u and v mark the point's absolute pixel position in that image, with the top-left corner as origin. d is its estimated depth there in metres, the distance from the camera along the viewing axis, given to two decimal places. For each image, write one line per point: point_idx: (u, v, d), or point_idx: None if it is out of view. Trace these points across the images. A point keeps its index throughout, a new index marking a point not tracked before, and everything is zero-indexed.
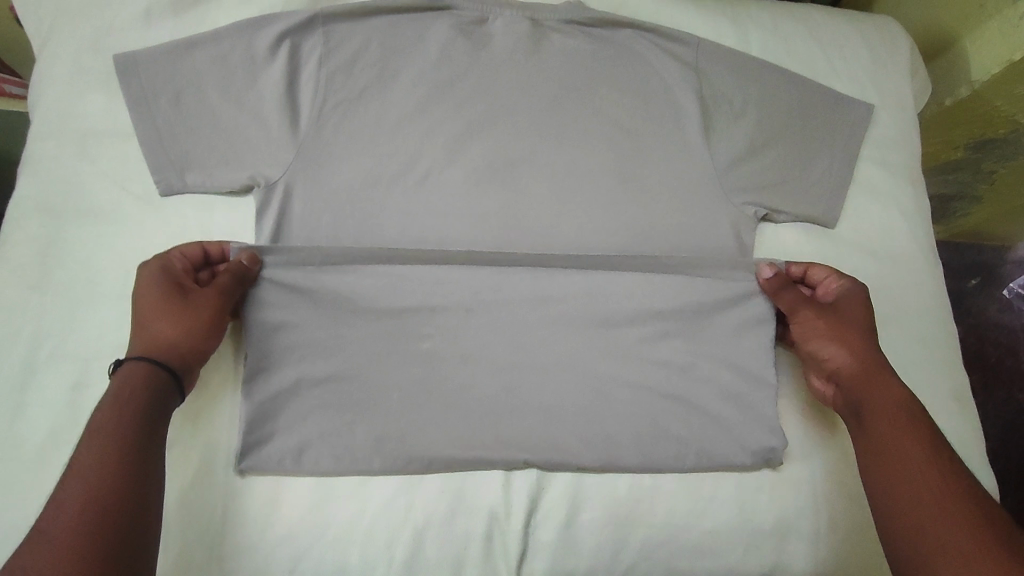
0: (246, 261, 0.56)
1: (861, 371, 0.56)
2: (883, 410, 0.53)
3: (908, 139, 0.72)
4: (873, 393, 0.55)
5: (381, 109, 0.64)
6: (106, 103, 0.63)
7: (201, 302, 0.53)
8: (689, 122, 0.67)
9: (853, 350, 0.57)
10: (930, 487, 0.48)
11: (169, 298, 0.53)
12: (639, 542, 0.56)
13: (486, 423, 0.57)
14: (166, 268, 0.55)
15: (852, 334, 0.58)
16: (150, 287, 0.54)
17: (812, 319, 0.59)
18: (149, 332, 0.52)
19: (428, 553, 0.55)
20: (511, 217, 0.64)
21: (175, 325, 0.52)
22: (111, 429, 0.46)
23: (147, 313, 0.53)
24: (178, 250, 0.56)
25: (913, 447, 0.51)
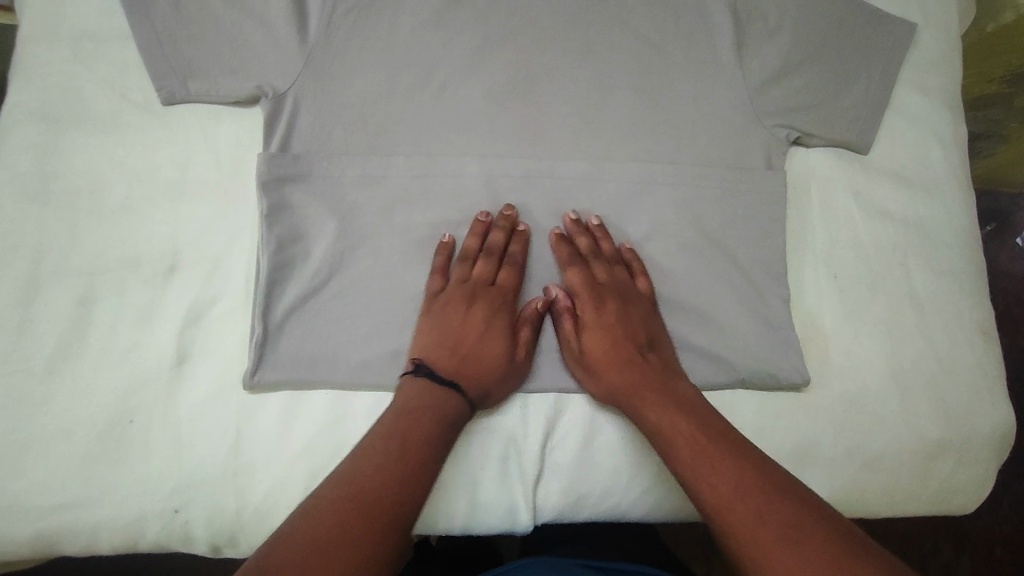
0: (559, 298, 0.57)
1: (645, 391, 0.52)
2: (687, 460, 0.48)
3: (950, 64, 0.68)
4: (690, 476, 0.47)
5: (395, 19, 0.60)
6: (102, 4, 0.59)
7: (527, 361, 0.56)
8: (722, 39, 0.62)
9: (634, 382, 0.53)
10: (757, 536, 0.42)
11: (500, 327, 0.55)
12: (655, 465, 0.56)
13: (500, 350, 0.56)
14: (474, 300, 0.56)
15: (637, 364, 0.54)
16: (468, 316, 0.55)
17: (613, 314, 0.56)
18: (467, 351, 0.54)
19: (444, 472, 0.54)
20: (531, 137, 0.61)
21: (499, 359, 0.54)
22: (446, 408, 0.50)
23: (483, 340, 0.54)
24: (481, 262, 0.57)
25: (748, 485, 0.44)
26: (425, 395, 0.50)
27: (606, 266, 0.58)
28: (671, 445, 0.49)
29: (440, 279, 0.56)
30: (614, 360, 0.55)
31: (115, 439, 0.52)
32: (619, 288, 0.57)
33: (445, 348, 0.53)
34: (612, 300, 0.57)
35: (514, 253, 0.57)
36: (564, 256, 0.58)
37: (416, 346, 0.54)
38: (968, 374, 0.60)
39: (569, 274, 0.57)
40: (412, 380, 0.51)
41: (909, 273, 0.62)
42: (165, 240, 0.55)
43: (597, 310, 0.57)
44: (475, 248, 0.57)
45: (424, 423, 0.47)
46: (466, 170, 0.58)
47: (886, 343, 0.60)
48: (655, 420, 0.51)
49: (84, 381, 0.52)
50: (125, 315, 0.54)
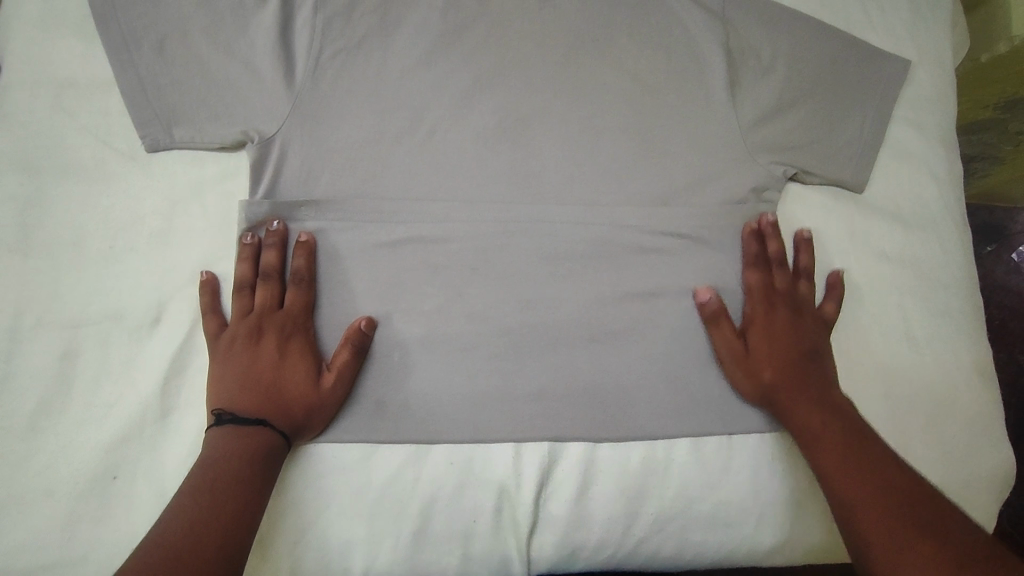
0: (365, 326, 0.54)
1: (798, 392, 0.54)
2: (835, 454, 0.50)
3: (944, 98, 0.67)
4: (849, 467, 0.49)
5: (383, 61, 0.59)
6: (85, 49, 0.58)
7: (341, 389, 0.53)
8: (714, 77, 0.62)
9: (785, 381, 0.55)
10: (903, 526, 0.44)
11: (299, 355, 0.53)
12: (652, 513, 0.55)
13: (491, 398, 0.55)
14: (263, 332, 0.53)
15: (803, 371, 0.55)
16: (260, 349, 0.52)
17: (780, 320, 0.58)
18: (273, 389, 0.51)
19: (436, 526, 0.53)
20: (521, 178, 0.60)
21: (300, 393, 0.51)
22: (258, 445, 0.48)
23: (278, 373, 0.52)
24: (261, 288, 0.54)
25: (871, 474, 0.48)
26: (232, 440, 0.48)
27: (780, 276, 0.59)
28: (821, 458, 0.50)
29: (217, 317, 0.54)
30: (780, 373, 0.55)
31: (96, 497, 0.50)
32: (794, 297, 0.59)
33: (240, 387, 0.51)
34: (783, 308, 0.58)
35: (297, 269, 0.55)
36: (751, 253, 0.59)
37: (212, 391, 0.51)
38: (968, 417, 0.59)
39: (750, 274, 0.59)
40: (214, 432, 0.49)
41: (906, 312, 0.61)
42: (150, 290, 0.54)
43: (769, 313, 0.58)
44: (248, 275, 0.55)
45: (224, 466, 0.47)
46: (454, 214, 0.58)
47: (885, 385, 0.59)
48: (804, 420, 0.53)
49: (66, 437, 0.51)
50: (109, 368, 0.53)
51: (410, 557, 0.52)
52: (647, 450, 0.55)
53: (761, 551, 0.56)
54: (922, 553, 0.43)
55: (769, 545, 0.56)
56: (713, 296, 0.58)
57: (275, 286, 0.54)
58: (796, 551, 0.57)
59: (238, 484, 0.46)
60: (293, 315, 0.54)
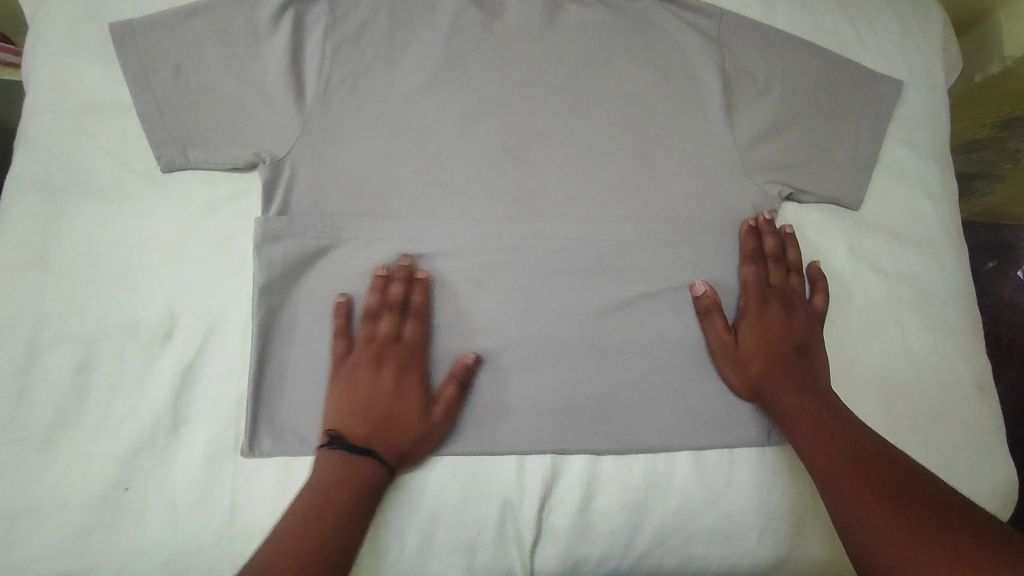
0: (451, 356, 0.56)
1: (782, 378, 0.56)
2: (807, 430, 0.52)
3: (937, 119, 0.69)
4: (812, 441, 0.52)
5: (390, 85, 0.61)
6: (104, 75, 0.61)
7: (448, 421, 0.54)
8: (711, 99, 0.64)
9: (772, 372, 0.57)
10: (869, 487, 0.47)
11: (415, 388, 0.54)
12: (654, 527, 0.55)
13: (495, 412, 0.56)
14: (384, 361, 0.55)
15: (789, 362, 0.57)
16: (382, 379, 0.54)
17: (774, 317, 0.59)
18: (387, 420, 0.53)
19: (440, 538, 0.53)
20: (524, 197, 0.61)
21: (406, 424, 0.53)
22: (370, 477, 0.50)
23: (395, 403, 0.53)
24: (390, 322, 0.56)
25: (834, 444, 0.50)
26: (340, 468, 0.50)
27: (786, 280, 0.61)
28: (798, 435, 0.53)
29: (344, 342, 0.55)
30: (769, 359, 0.57)
31: (109, 508, 0.51)
32: (786, 294, 0.60)
33: (356, 414, 0.53)
34: (775, 302, 0.60)
35: (417, 304, 0.56)
36: (747, 250, 0.61)
37: (325, 416, 0.53)
38: (968, 430, 0.60)
39: (745, 269, 0.61)
40: (317, 456, 0.51)
41: (904, 328, 0.62)
42: (163, 306, 0.56)
43: (760, 308, 0.59)
44: (376, 304, 0.56)
45: (328, 495, 0.49)
46: (458, 233, 0.60)
47: (884, 399, 0.60)
48: (783, 403, 0.55)
49: (81, 449, 0.52)
50: (122, 382, 0.54)
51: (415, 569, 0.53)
52: (649, 464, 0.56)
53: (762, 564, 0.57)
54: (886, 520, 0.44)
55: (771, 558, 0.56)
56: (709, 289, 0.59)
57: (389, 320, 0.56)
58: (797, 564, 0.57)
59: (343, 517, 0.48)
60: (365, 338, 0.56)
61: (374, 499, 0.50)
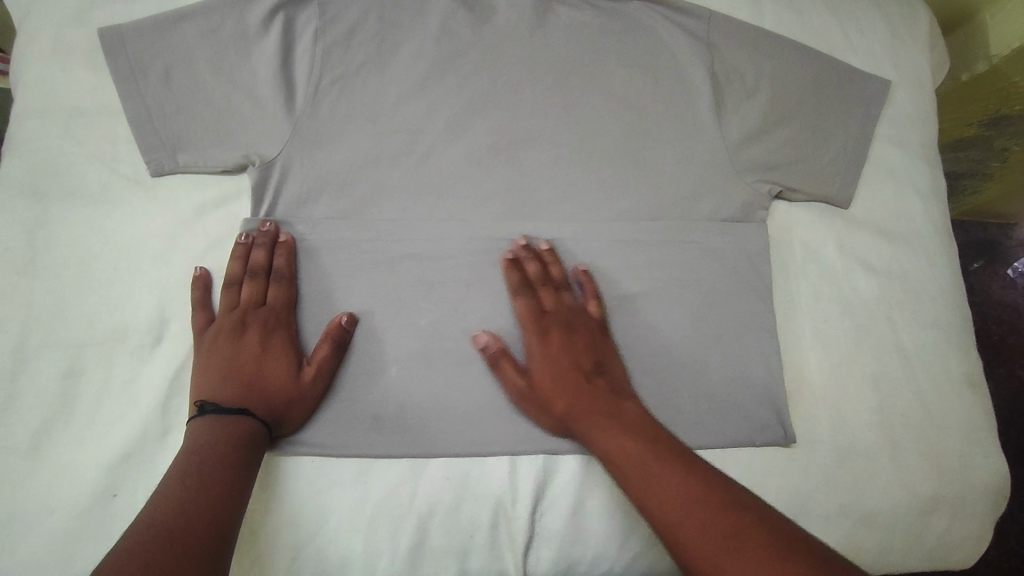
0: (345, 322, 0.56)
1: (588, 410, 0.52)
2: (635, 479, 0.47)
3: (924, 118, 0.70)
4: (649, 491, 0.46)
5: (380, 88, 0.61)
6: (93, 79, 0.60)
7: (321, 381, 0.54)
8: (700, 99, 0.64)
9: (572, 410, 0.53)
10: (742, 554, 0.40)
11: (280, 349, 0.55)
12: (648, 527, 0.55)
13: (487, 413, 0.56)
14: (247, 326, 0.55)
15: (604, 384, 0.54)
16: (244, 343, 0.54)
17: (706, 327, 0.59)
18: (250, 379, 0.53)
19: (433, 540, 0.53)
20: (514, 197, 0.61)
21: (253, 384, 0.53)
22: (241, 432, 0.50)
23: (260, 365, 0.53)
24: (248, 284, 0.56)
25: (665, 492, 0.45)
26: (213, 428, 0.50)
27: (549, 304, 0.58)
28: (628, 479, 0.48)
29: (204, 312, 0.55)
30: (555, 370, 0.55)
31: (97, 515, 0.50)
32: (562, 316, 0.57)
33: (224, 378, 0.53)
34: (632, 312, 0.59)
35: (279, 268, 0.56)
36: (556, 258, 0.59)
37: (196, 383, 0.53)
38: (960, 427, 0.60)
39: (605, 276, 0.59)
40: (199, 421, 0.51)
41: (895, 325, 0.62)
42: (152, 311, 0.56)
43: (535, 338, 0.56)
44: (237, 272, 0.56)
45: (210, 450, 0.48)
46: (447, 233, 0.59)
47: (877, 397, 0.60)
48: (604, 444, 0.50)
49: (69, 455, 0.52)
50: (110, 388, 0.54)
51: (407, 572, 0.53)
52: None
53: None
54: None
55: None
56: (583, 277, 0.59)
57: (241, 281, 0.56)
58: None
59: (226, 471, 0.47)
60: (227, 303, 0.56)
61: (256, 455, 0.50)
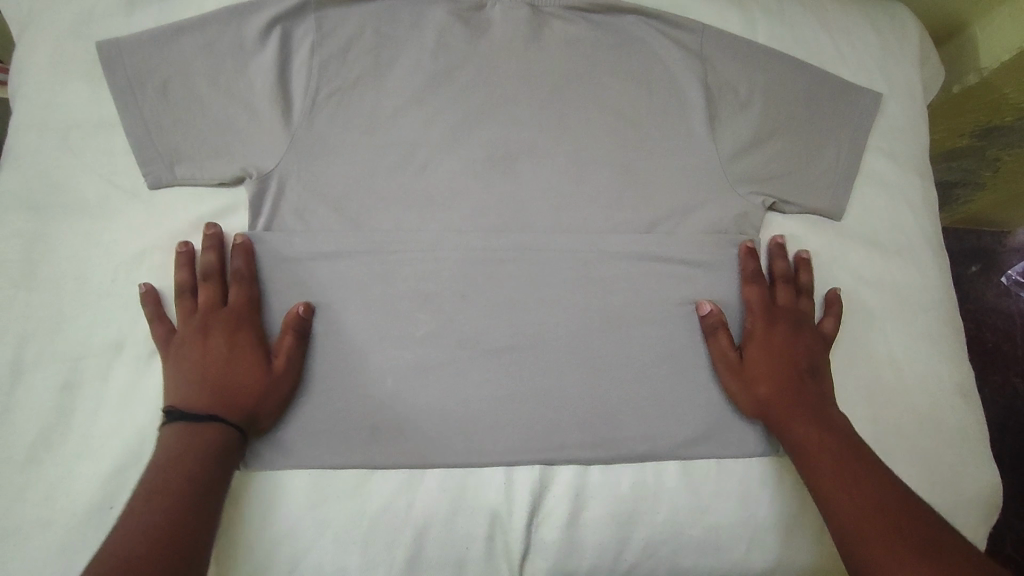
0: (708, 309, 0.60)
1: (793, 409, 0.55)
2: (827, 469, 0.51)
3: (915, 130, 0.70)
4: (853, 477, 0.50)
5: (377, 101, 0.62)
6: (90, 92, 0.61)
7: (290, 374, 0.55)
8: (694, 113, 0.65)
9: (791, 396, 0.56)
10: (884, 537, 0.46)
11: (783, 331, 0.60)
12: (643, 539, 0.55)
13: (480, 424, 0.56)
14: (775, 319, 0.60)
15: (801, 386, 0.57)
16: (777, 332, 0.60)
17: (780, 334, 0.59)
18: (218, 383, 0.52)
19: (429, 553, 0.54)
20: (510, 209, 0.62)
21: (216, 381, 0.53)
22: (209, 438, 0.49)
23: (227, 367, 0.53)
24: (750, 286, 0.61)
25: (858, 479, 0.50)
26: (188, 439, 0.49)
27: (784, 294, 0.62)
28: (803, 448, 0.53)
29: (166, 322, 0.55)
30: (771, 372, 0.57)
31: (93, 528, 0.51)
32: (794, 313, 0.61)
33: (198, 384, 0.52)
34: (784, 321, 0.60)
35: (238, 269, 0.56)
36: (750, 270, 0.62)
37: (168, 386, 0.53)
38: (953, 436, 0.60)
39: (750, 288, 0.61)
40: (168, 427, 0.50)
41: (888, 335, 0.63)
42: (148, 323, 0.56)
43: (768, 326, 0.60)
44: (186, 281, 0.56)
45: (177, 459, 0.48)
46: (442, 244, 0.60)
47: (871, 408, 0.60)
48: (801, 435, 0.54)
49: (64, 468, 0.52)
50: (108, 399, 0.54)
51: None
52: (637, 474, 0.56)
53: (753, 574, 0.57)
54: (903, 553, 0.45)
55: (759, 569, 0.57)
56: (715, 308, 0.60)
57: (751, 273, 0.62)
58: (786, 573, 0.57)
59: (196, 460, 0.48)
60: (756, 295, 0.61)
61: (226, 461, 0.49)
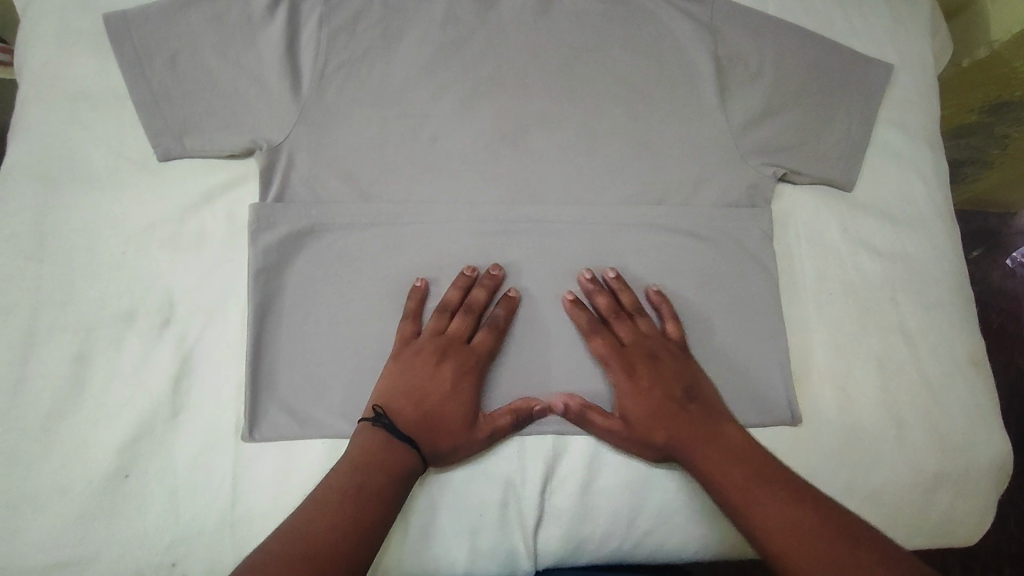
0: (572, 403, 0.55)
1: (696, 447, 0.52)
2: (751, 512, 0.48)
3: (926, 101, 0.70)
4: (778, 517, 0.47)
5: (386, 73, 0.62)
6: (98, 64, 0.60)
7: (490, 441, 0.54)
8: (704, 84, 0.64)
9: (677, 434, 0.53)
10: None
11: (642, 366, 0.56)
12: (654, 507, 0.56)
13: (493, 393, 0.56)
14: (628, 359, 0.56)
15: (684, 421, 0.53)
16: (636, 372, 0.55)
17: (643, 372, 0.55)
18: (432, 409, 0.52)
19: (444, 520, 0.54)
20: (521, 182, 0.62)
21: (464, 415, 0.53)
22: (401, 462, 0.50)
23: (449, 402, 0.53)
24: (598, 338, 0.57)
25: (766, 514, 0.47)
26: (382, 452, 0.50)
27: (625, 324, 0.57)
28: (722, 493, 0.50)
29: (413, 323, 0.56)
30: (652, 419, 0.54)
31: (110, 495, 0.51)
32: (642, 344, 0.57)
33: (411, 399, 0.52)
34: (638, 359, 0.56)
35: (496, 314, 0.57)
36: (586, 319, 0.57)
37: (383, 387, 0.53)
38: (964, 404, 0.61)
39: (596, 342, 0.57)
40: (370, 432, 0.51)
41: (898, 306, 0.63)
42: (160, 295, 0.56)
43: (629, 376, 0.55)
44: (455, 300, 0.57)
45: (370, 478, 0.48)
46: (453, 217, 0.60)
47: (882, 377, 0.60)
48: (714, 470, 0.51)
49: (80, 437, 0.52)
50: (121, 370, 0.54)
51: (417, 553, 0.53)
52: None
53: None
54: None
55: None
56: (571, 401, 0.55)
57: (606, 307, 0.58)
58: None
59: (388, 485, 0.49)
60: (594, 334, 0.57)
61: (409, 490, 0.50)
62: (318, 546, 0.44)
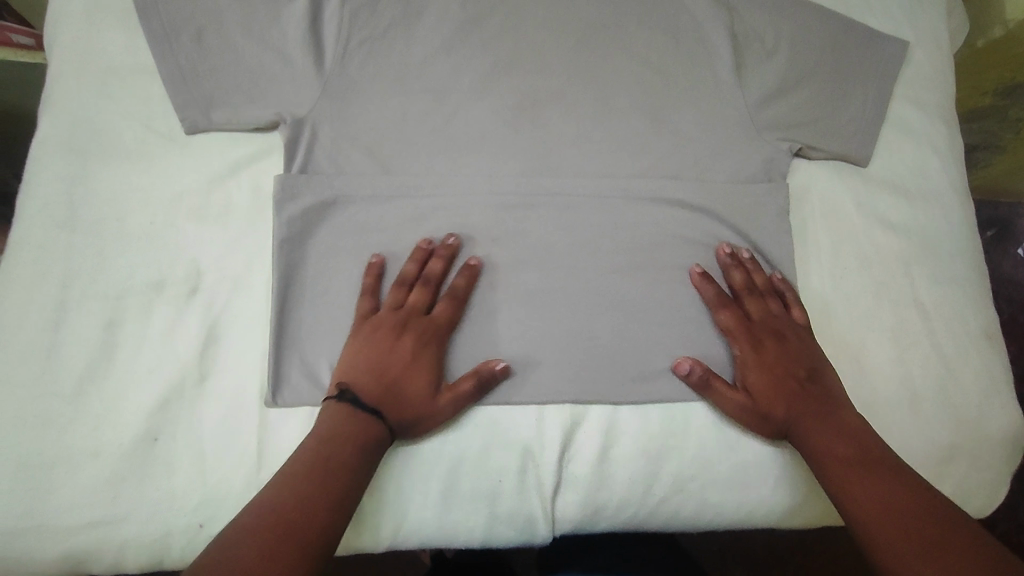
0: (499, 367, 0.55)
1: (814, 420, 0.54)
2: (845, 481, 0.50)
3: (941, 80, 0.70)
4: (868, 492, 0.48)
5: (407, 49, 0.63)
6: (126, 40, 0.62)
7: (454, 409, 0.54)
8: (721, 61, 0.65)
9: (797, 409, 0.55)
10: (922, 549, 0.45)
11: (770, 344, 0.57)
12: (671, 475, 0.57)
13: (512, 362, 0.57)
14: (758, 335, 0.58)
15: (804, 396, 0.55)
16: (766, 347, 0.57)
17: (771, 350, 0.57)
18: (394, 380, 0.53)
19: (464, 485, 0.55)
20: (539, 157, 0.63)
21: (427, 385, 0.53)
22: (366, 433, 0.50)
23: (407, 373, 0.53)
24: (726, 310, 0.59)
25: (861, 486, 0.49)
26: (347, 423, 0.50)
27: (758, 303, 0.59)
28: (824, 461, 0.52)
29: (371, 300, 0.57)
30: (775, 391, 0.56)
31: (140, 457, 0.53)
32: (771, 324, 0.58)
33: (371, 369, 0.53)
34: (767, 337, 0.58)
35: (457, 285, 0.57)
36: (716, 294, 0.59)
37: (344, 363, 0.54)
38: (978, 377, 0.61)
39: (724, 314, 0.59)
40: (335, 407, 0.51)
41: (913, 280, 0.63)
42: (187, 264, 0.57)
43: (757, 349, 0.57)
44: (412, 274, 0.57)
45: (339, 451, 0.48)
46: (473, 190, 0.61)
47: (896, 350, 0.61)
48: (819, 444, 0.52)
49: (111, 400, 0.53)
50: (150, 336, 0.55)
51: (438, 516, 0.55)
52: (664, 412, 0.58)
53: (778, 510, 0.58)
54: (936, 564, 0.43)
55: (784, 506, 0.58)
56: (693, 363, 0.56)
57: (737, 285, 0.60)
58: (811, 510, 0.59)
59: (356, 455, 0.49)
60: (726, 309, 0.59)
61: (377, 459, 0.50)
62: (291, 517, 0.44)
